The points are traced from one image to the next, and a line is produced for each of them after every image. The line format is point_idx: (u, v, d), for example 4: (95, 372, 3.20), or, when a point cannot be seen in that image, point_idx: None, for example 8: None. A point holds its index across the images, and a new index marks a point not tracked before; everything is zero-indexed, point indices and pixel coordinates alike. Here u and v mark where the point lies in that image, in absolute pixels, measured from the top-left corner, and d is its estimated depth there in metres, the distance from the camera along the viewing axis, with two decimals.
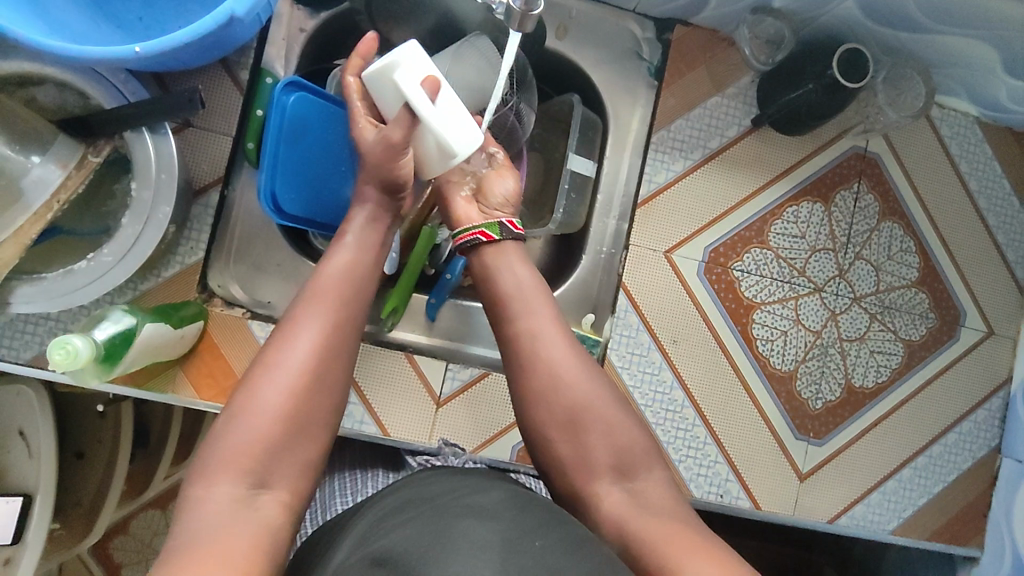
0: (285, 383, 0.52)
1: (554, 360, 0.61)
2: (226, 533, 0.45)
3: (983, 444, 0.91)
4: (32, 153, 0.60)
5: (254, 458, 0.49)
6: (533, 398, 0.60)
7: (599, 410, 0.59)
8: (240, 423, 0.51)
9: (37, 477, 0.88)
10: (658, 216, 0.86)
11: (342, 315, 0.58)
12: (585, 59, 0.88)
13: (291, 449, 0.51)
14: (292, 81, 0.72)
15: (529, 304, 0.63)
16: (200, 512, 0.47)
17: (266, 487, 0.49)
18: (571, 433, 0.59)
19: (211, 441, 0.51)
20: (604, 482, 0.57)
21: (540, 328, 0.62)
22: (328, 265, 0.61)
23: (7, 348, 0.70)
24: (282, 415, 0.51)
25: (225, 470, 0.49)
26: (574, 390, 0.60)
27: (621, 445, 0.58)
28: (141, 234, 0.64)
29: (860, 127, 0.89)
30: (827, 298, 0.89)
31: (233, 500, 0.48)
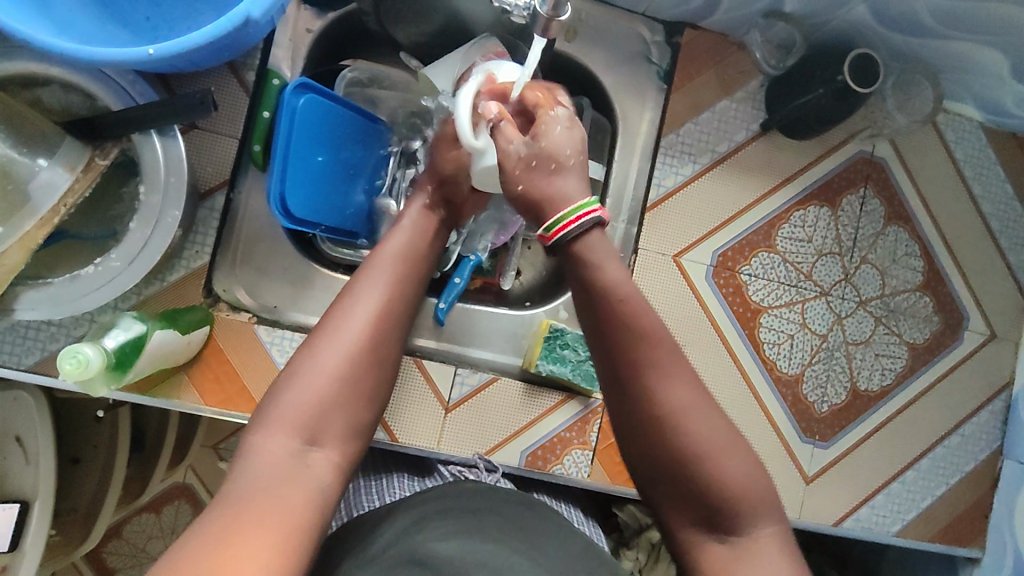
0: (345, 343, 0.52)
1: (675, 407, 0.52)
2: (278, 488, 0.45)
3: (984, 446, 0.92)
4: (39, 156, 0.59)
5: (310, 413, 0.49)
6: (643, 431, 0.54)
7: (714, 462, 0.51)
8: (301, 382, 0.50)
9: (35, 484, 0.86)
10: (668, 220, 0.86)
11: (401, 288, 0.58)
12: (595, 61, 0.87)
13: (346, 412, 0.51)
14: (302, 83, 0.70)
15: (656, 351, 0.53)
16: (254, 462, 0.46)
17: (319, 445, 0.49)
18: (676, 478, 0.53)
19: (271, 392, 0.51)
20: (696, 532, 0.53)
21: (663, 373, 0.53)
22: (386, 242, 0.63)
23: (9, 354, 0.68)
24: (340, 373, 0.51)
25: (283, 424, 0.48)
26: (691, 436, 0.52)
27: (731, 502, 0.51)
28: (149, 239, 0.62)
29: (866, 132, 0.90)
30: (834, 302, 0.89)
31: (287, 453, 0.47)
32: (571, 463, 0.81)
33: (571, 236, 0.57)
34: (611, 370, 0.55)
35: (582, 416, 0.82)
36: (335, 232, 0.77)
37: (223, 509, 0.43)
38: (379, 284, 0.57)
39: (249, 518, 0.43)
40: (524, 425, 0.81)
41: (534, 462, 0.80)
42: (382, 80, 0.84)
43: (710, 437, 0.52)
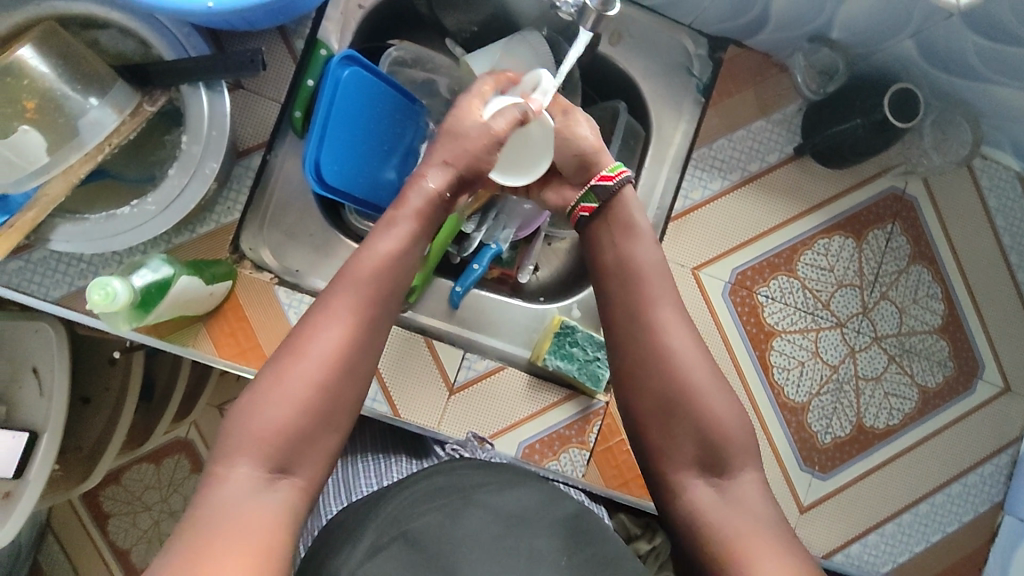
0: (313, 373, 0.53)
1: (677, 347, 0.62)
2: (242, 522, 0.47)
3: (986, 499, 0.91)
4: (91, 94, 0.61)
5: (274, 446, 0.51)
6: (637, 376, 0.62)
7: (707, 400, 0.60)
8: (267, 408, 0.52)
9: (45, 416, 0.89)
10: (690, 233, 0.86)
11: (372, 310, 0.58)
12: (636, 68, 0.88)
13: (318, 439, 0.53)
14: (348, 56, 0.72)
15: (659, 299, 0.64)
16: (220, 492, 0.49)
17: (287, 473, 0.51)
18: (664, 421, 0.61)
19: (233, 420, 0.52)
20: (689, 476, 0.60)
21: (664, 318, 0.63)
22: (371, 253, 0.60)
23: (38, 284, 0.71)
24: (306, 405, 0.53)
25: (247, 455, 0.50)
26: (692, 374, 0.61)
27: (720, 439, 0.59)
28: (185, 187, 0.64)
29: (900, 168, 0.89)
30: (848, 334, 0.89)
31: (251, 484, 0.49)
32: (567, 460, 0.81)
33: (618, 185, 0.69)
34: (625, 310, 0.64)
35: (584, 416, 0.82)
36: (364, 204, 0.79)
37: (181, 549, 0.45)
38: (350, 304, 0.57)
39: (209, 556, 0.44)
40: (526, 417, 0.81)
41: (530, 455, 0.81)
42: (426, 62, 0.85)
43: (706, 379, 0.61)
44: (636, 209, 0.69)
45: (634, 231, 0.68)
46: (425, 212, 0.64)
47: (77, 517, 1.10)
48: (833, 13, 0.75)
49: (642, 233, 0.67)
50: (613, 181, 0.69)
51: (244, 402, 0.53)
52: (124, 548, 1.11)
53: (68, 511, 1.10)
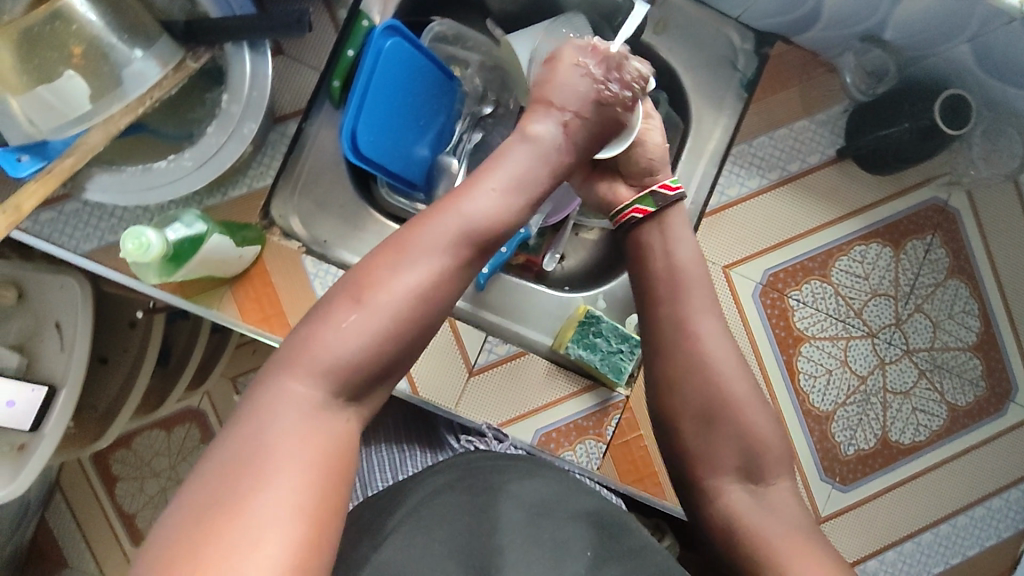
0: (399, 307, 0.52)
1: (713, 355, 0.60)
2: (307, 442, 0.47)
3: (1010, 525, 0.88)
4: (136, 46, 0.61)
5: (351, 374, 0.51)
6: (679, 387, 0.60)
7: (748, 415, 0.59)
8: (345, 333, 0.51)
9: (65, 371, 0.89)
10: (724, 231, 0.85)
11: (463, 251, 0.56)
12: (678, 58, 0.88)
13: (387, 374, 0.53)
14: (390, 26, 0.71)
15: (697, 309, 0.62)
16: (287, 410, 0.48)
17: (355, 401, 0.52)
18: (704, 425, 0.60)
19: (307, 335, 0.51)
20: (726, 484, 0.58)
21: (701, 322, 0.62)
22: (472, 198, 0.58)
23: (69, 237, 0.71)
24: (386, 338, 0.52)
25: (318, 375, 0.50)
26: (731, 387, 0.60)
27: (757, 450, 0.59)
28: (223, 146, 0.65)
29: (945, 178, 0.86)
30: (880, 345, 0.86)
31: (318, 406, 0.49)
32: (583, 452, 0.80)
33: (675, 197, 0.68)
34: (666, 321, 0.62)
35: (603, 408, 0.80)
36: (397, 179, 0.78)
37: (244, 456, 0.46)
38: (444, 241, 0.55)
39: (274, 471, 0.45)
40: (543, 405, 0.80)
41: (546, 443, 0.80)
42: (466, 40, 0.84)
43: (744, 394, 0.60)
44: (687, 225, 0.68)
45: (678, 240, 0.66)
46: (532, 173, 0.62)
47: (86, 478, 1.11)
48: (889, 13, 0.73)
49: (690, 244, 0.66)
50: (672, 193, 0.68)
51: (321, 320, 0.52)
52: (130, 513, 1.11)
53: (78, 470, 1.11)
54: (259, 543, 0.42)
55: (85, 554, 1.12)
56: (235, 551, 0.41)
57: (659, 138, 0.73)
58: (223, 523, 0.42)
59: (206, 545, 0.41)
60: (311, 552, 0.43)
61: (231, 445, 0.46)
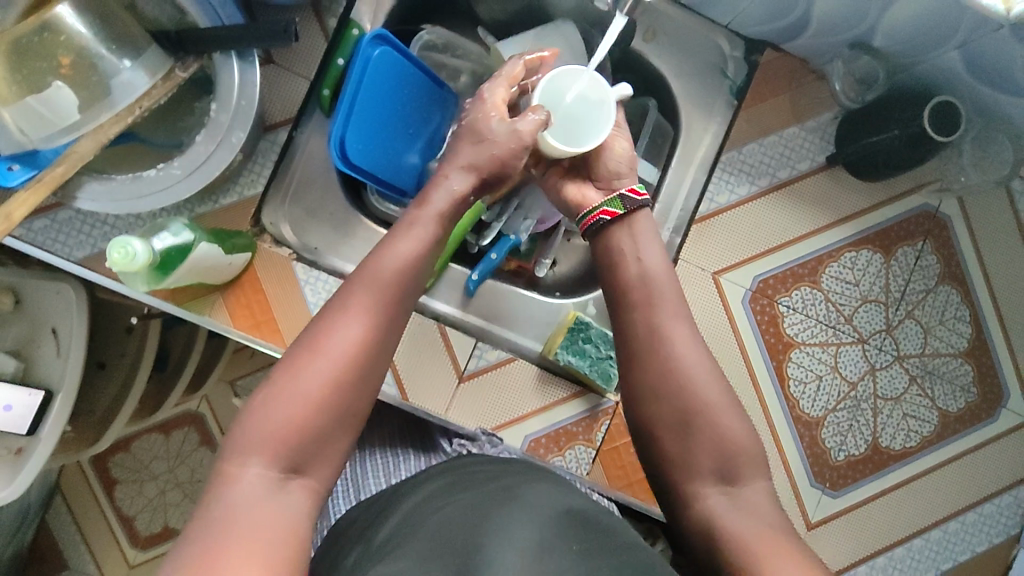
0: (329, 372, 0.52)
1: (685, 360, 0.60)
2: (258, 526, 0.46)
3: (1002, 531, 0.88)
4: (124, 56, 0.61)
5: (291, 445, 0.50)
6: (654, 396, 0.60)
7: (724, 419, 0.58)
8: (278, 409, 0.50)
9: (61, 376, 0.90)
10: (713, 237, 0.85)
11: (387, 312, 0.56)
12: (668, 66, 0.87)
13: (329, 444, 0.52)
14: (379, 35, 0.72)
15: (670, 314, 0.62)
16: (233, 493, 0.47)
17: (300, 473, 0.50)
18: (681, 433, 0.59)
19: (244, 418, 0.51)
20: (705, 487, 0.57)
21: (673, 330, 0.61)
22: (390, 251, 0.59)
23: (63, 244, 0.72)
24: (320, 403, 0.51)
25: (258, 456, 0.49)
26: (705, 391, 0.59)
27: (734, 453, 0.58)
28: (211, 155, 0.65)
29: (935, 185, 0.87)
30: (869, 351, 0.87)
31: (262, 486, 0.48)
32: (572, 458, 0.80)
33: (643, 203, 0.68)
34: (637, 330, 0.62)
35: (592, 413, 0.81)
36: (387, 186, 0.78)
37: (195, 551, 0.44)
38: (368, 300, 0.56)
39: (226, 561, 0.43)
40: (533, 411, 0.81)
41: (536, 449, 0.80)
42: (456, 48, 0.85)
43: (717, 395, 0.59)
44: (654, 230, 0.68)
45: (649, 245, 0.66)
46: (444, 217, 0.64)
47: (86, 481, 1.12)
48: (878, 20, 0.73)
49: (659, 250, 0.66)
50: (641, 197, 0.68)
51: (255, 400, 0.52)
52: (129, 516, 1.12)
53: (78, 474, 1.12)
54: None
55: (84, 557, 1.12)
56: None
57: (626, 143, 0.74)
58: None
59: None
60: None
61: (183, 544, 0.44)
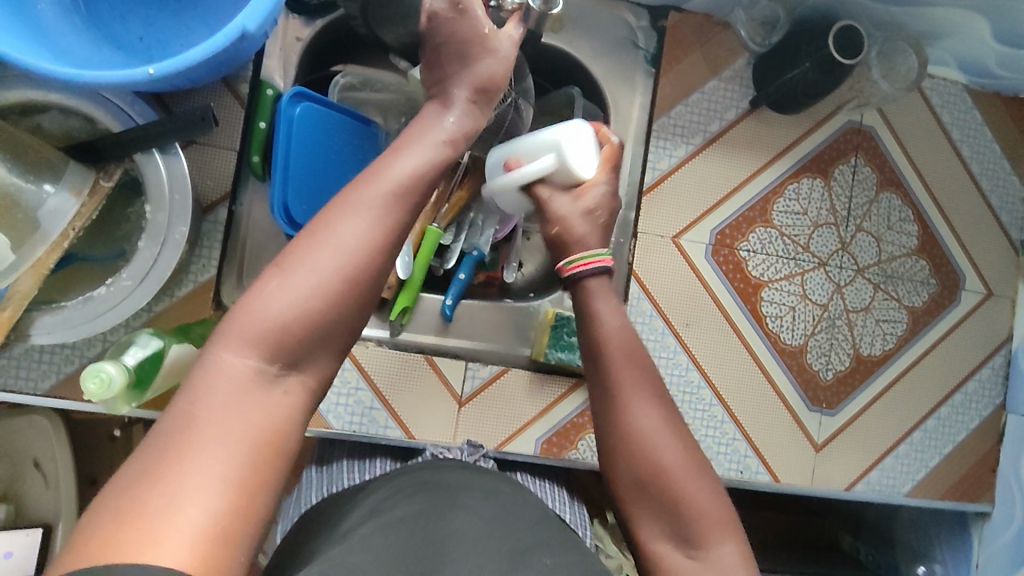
0: (336, 263, 0.48)
1: (642, 428, 0.60)
2: (241, 421, 0.44)
3: (988, 402, 0.94)
4: (44, 181, 0.58)
5: (285, 337, 0.46)
6: (619, 458, 0.61)
7: (690, 488, 0.58)
8: (281, 292, 0.47)
9: (56, 505, 0.88)
10: (664, 203, 0.87)
11: (397, 208, 0.52)
12: (583, 50, 0.88)
13: (326, 339, 0.49)
14: (297, 92, 0.71)
15: (627, 378, 0.62)
16: (217, 383, 0.44)
17: (294, 370, 0.47)
18: (643, 497, 0.59)
19: (243, 301, 0.47)
20: (667, 549, 0.58)
21: (632, 404, 0.61)
22: (399, 155, 0.55)
23: (26, 378, 0.70)
24: (321, 295, 0.48)
25: (251, 340, 0.46)
26: (665, 457, 0.59)
27: (696, 521, 0.57)
28: (159, 256, 0.63)
29: (854, 102, 0.91)
30: (832, 271, 0.91)
31: (250, 375, 0.45)
32: (585, 447, 0.82)
33: (578, 277, 0.68)
34: (599, 393, 0.63)
35: None
36: None
37: (170, 436, 0.42)
38: (376, 200, 0.51)
39: (202, 453, 0.41)
40: (536, 415, 0.82)
41: (549, 449, 0.82)
42: (375, 83, 0.84)
43: (676, 461, 0.59)
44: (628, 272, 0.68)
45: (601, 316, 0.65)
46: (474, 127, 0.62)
47: None
48: None
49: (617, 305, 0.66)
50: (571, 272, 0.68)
51: (256, 283, 0.48)
52: None
53: None
54: (167, 539, 0.38)
55: None
56: (145, 545, 0.37)
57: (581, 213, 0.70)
58: (138, 514, 0.38)
59: (115, 543, 0.37)
60: (225, 546, 0.40)
61: (161, 424, 0.43)
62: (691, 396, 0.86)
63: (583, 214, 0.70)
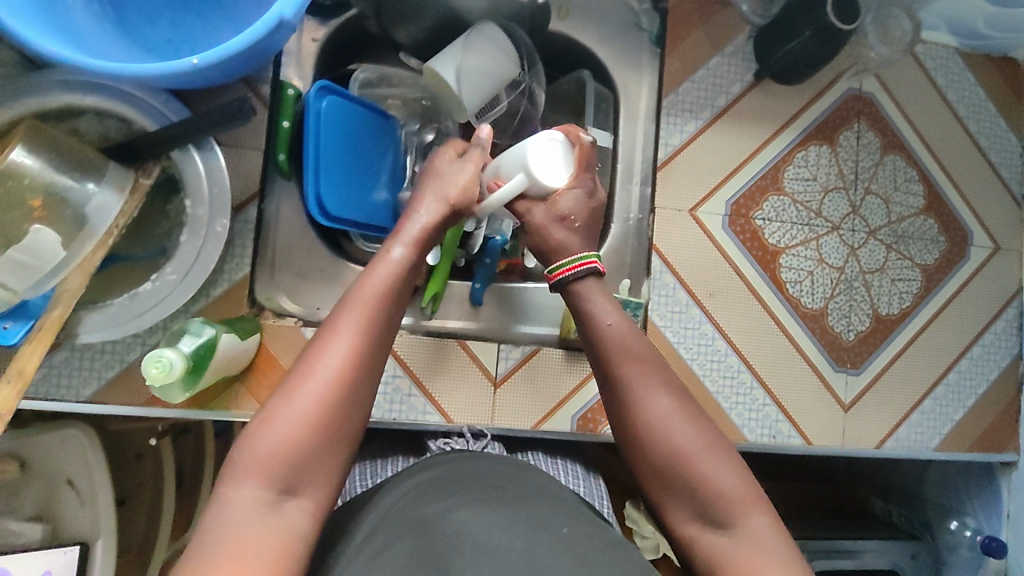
0: (325, 385, 0.49)
1: (650, 412, 0.57)
2: (246, 550, 0.43)
3: (1006, 353, 0.96)
4: (88, 180, 0.59)
5: (282, 464, 0.47)
6: (631, 448, 0.57)
7: (701, 467, 0.54)
8: (275, 425, 0.48)
9: (94, 525, 0.85)
10: (679, 178, 0.89)
11: (379, 322, 0.53)
12: (588, 36, 0.91)
13: (325, 457, 0.49)
14: (323, 86, 0.73)
15: (633, 357, 0.59)
16: (225, 520, 0.44)
17: (294, 494, 0.47)
18: (662, 482, 0.56)
19: (241, 440, 0.48)
20: (695, 533, 0.54)
21: (637, 391, 0.58)
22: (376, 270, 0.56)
23: (68, 386, 0.70)
24: (315, 418, 0.48)
25: (249, 475, 0.46)
26: (677, 439, 0.55)
27: (717, 496, 0.53)
28: (201, 249, 0.64)
29: (853, 69, 0.94)
30: (845, 235, 0.93)
31: (255, 509, 0.45)
32: None
33: (565, 282, 0.65)
34: (605, 388, 0.60)
35: None
36: (367, 228, 0.79)
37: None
38: (358, 319, 0.52)
39: None
40: (570, 391, 0.83)
41: (585, 425, 0.83)
42: (391, 79, 0.86)
43: (690, 439, 0.55)
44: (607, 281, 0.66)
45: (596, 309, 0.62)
46: (441, 222, 0.63)
47: None
48: None
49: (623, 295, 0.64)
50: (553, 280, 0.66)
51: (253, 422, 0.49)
52: None
53: None
54: None
55: None
56: None
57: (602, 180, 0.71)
58: None
59: None
60: None
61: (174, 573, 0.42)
62: (720, 363, 0.88)
63: (559, 219, 0.67)
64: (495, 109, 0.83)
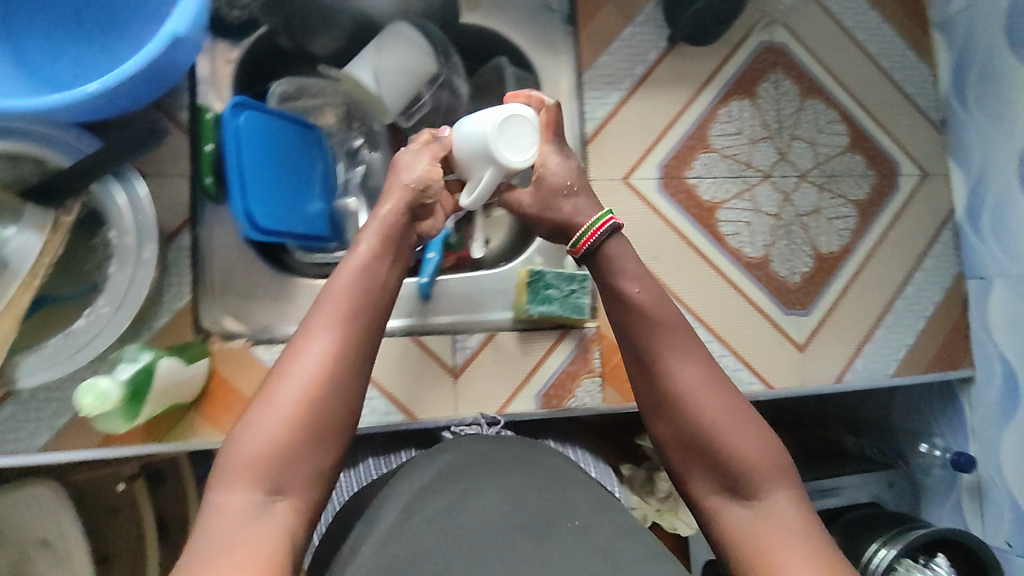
0: (303, 386, 0.51)
1: (681, 383, 0.58)
2: (239, 547, 0.45)
3: (947, 274, 0.99)
4: (7, 225, 0.61)
5: (267, 465, 0.49)
6: (660, 419, 0.59)
7: (729, 438, 0.55)
8: (258, 428, 0.50)
9: None
10: (608, 149, 0.91)
11: (353, 323, 0.55)
12: (501, 23, 0.93)
13: (311, 456, 0.51)
14: (238, 103, 0.73)
15: (663, 335, 0.60)
16: (216, 521, 0.47)
17: (282, 493, 0.49)
18: (688, 452, 0.57)
19: (227, 446, 0.50)
20: (720, 502, 0.56)
21: (668, 364, 0.59)
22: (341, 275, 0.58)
23: (18, 439, 0.69)
24: (296, 417, 0.50)
25: (236, 477, 0.48)
26: (708, 410, 0.57)
27: (745, 467, 0.55)
28: (133, 278, 0.65)
29: (761, 23, 0.97)
30: (777, 181, 0.95)
31: (243, 508, 0.47)
32: (584, 393, 0.85)
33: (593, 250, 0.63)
34: (634, 361, 0.61)
35: (582, 347, 0.86)
36: (306, 238, 0.80)
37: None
38: (333, 321, 0.54)
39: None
40: (530, 372, 0.84)
41: (549, 402, 0.84)
42: (310, 89, 0.87)
43: (719, 410, 0.56)
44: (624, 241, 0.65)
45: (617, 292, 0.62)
46: (408, 208, 0.62)
47: None
48: None
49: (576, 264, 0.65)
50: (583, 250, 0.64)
51: (237, 428, 0.51)
52: None
53: None
54: None
55: None
56: None
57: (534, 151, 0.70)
58: None
59: None
60: None
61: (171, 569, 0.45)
62: None
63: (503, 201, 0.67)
64: (418, 105, 0.86)
